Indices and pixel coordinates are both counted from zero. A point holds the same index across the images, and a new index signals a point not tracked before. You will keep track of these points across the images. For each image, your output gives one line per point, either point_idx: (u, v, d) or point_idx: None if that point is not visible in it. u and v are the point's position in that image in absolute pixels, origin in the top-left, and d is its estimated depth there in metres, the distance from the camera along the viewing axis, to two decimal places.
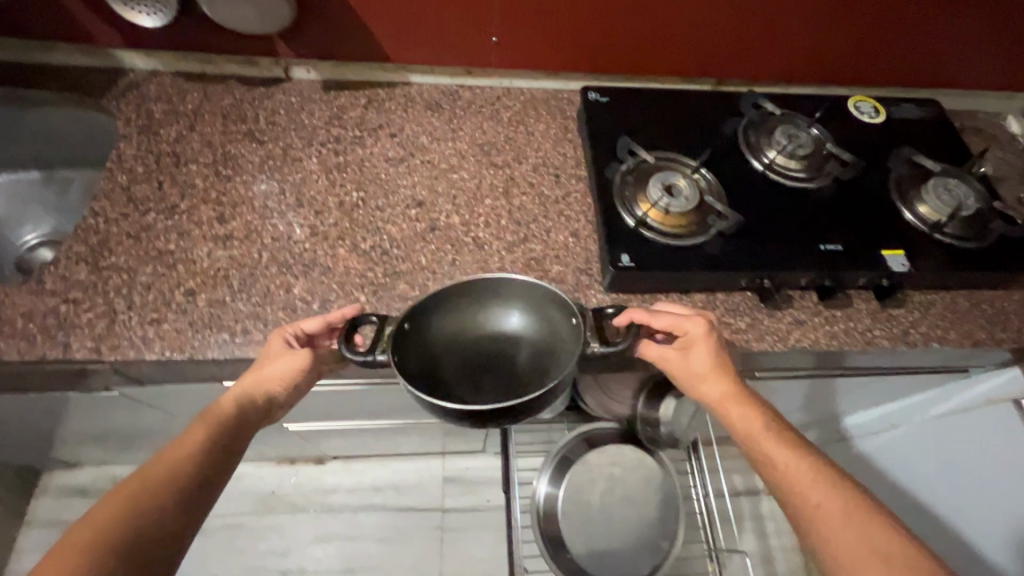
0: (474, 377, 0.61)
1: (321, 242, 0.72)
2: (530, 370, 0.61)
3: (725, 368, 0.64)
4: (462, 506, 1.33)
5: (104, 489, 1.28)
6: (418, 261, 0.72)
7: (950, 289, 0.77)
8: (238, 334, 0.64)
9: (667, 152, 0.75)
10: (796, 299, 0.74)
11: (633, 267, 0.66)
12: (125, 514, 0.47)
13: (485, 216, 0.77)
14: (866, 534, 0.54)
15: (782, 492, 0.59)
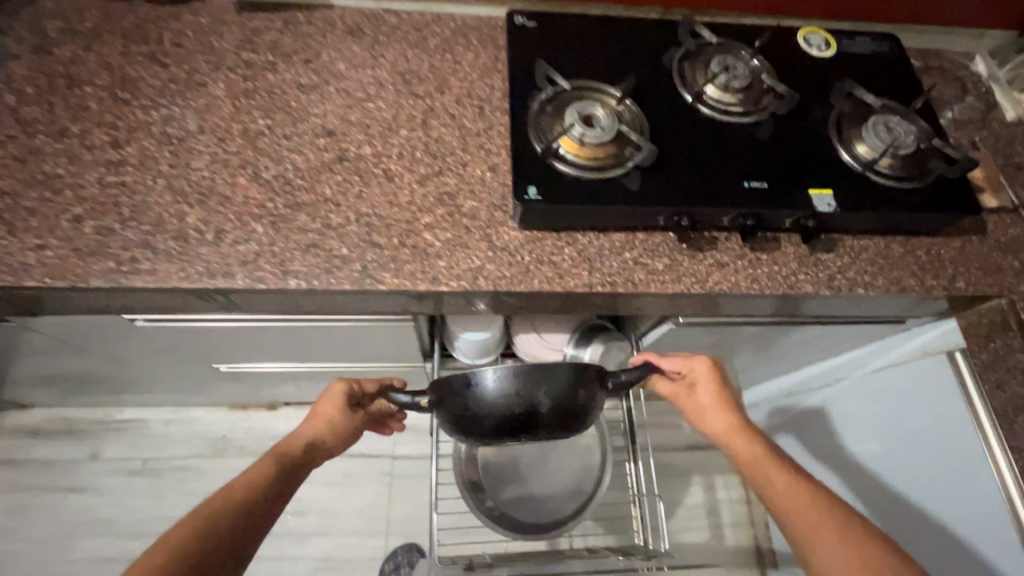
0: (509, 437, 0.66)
1: (222, 171, 0.69)
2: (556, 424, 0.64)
3: (727, 403, 0.75)
4: (413, 453, 1.34)
5: (54, 430, 1.28)
6: (322, 193, 0.69)
7: (884, 235, 0.74)
8: (125, 263, 0.62)
9: (591, 82, 0.71)
10: (720, 242, 0.71)
11: (540, 199, 0.63)
12: (215, 518, 0.62)
13: (399, 149, 0.73)
14: (854, 543, 0.61)
15: (774, 507, 0.67)
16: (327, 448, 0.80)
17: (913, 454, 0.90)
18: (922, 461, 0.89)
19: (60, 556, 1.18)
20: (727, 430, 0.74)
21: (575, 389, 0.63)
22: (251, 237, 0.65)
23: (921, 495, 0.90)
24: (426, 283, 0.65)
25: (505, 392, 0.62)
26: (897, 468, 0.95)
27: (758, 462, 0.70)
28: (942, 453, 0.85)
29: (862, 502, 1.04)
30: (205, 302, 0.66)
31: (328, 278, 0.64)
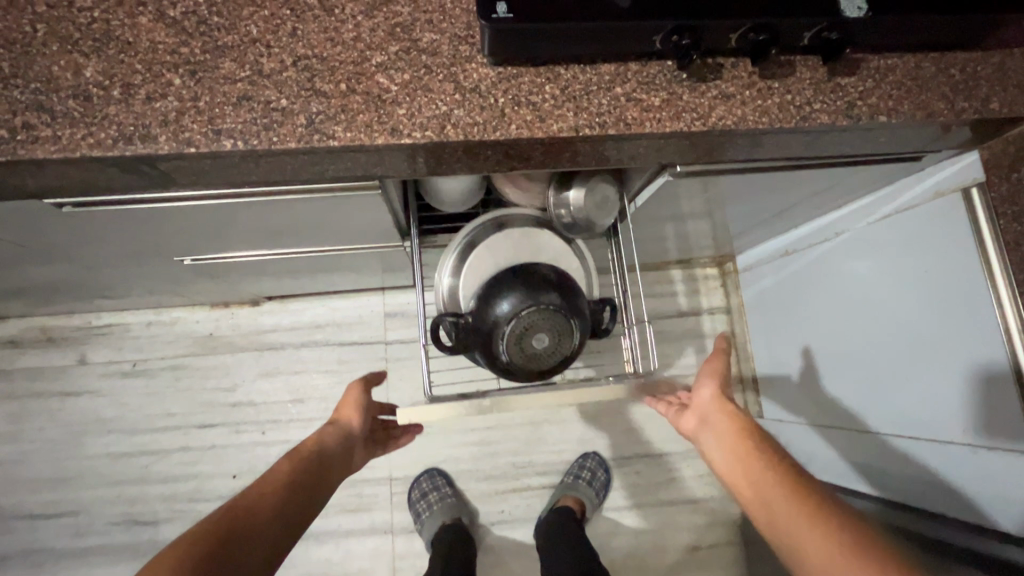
0: (531, 336, 0.73)
1: (116, 9, 0.55)
2: (566, 325, 0.74)
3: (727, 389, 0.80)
4: (405, 338, 1.33)
5: (33, 339, 1.25)
6: (247, 32, 0.56)
7: (915, 51, 0.64)
8: (22, 131, 0.52)
9: None
10: (726, 70, 0.61)
11: (511, 17, 0.51)
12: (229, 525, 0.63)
13: None
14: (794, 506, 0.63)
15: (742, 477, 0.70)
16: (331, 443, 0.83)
17: (903, 286, 0.88)
18: (911, 290, 0.86)
19: (70, 455, 1.21)
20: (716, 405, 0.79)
21: (576, 290, 0.77)
22: (167, 92, 0.54)
23: (909, 334, 0.88)
24: (385, 136, 0.55)
25: (522, 297, 0.73)
26: (884, 320, 0.93)
27: (733, 440, 0.74)
28: (938, 273, 0.81)
29: (848, 350, 1.03)
30: (132, 175, 0.56)
31: (268, 136, 0.54)
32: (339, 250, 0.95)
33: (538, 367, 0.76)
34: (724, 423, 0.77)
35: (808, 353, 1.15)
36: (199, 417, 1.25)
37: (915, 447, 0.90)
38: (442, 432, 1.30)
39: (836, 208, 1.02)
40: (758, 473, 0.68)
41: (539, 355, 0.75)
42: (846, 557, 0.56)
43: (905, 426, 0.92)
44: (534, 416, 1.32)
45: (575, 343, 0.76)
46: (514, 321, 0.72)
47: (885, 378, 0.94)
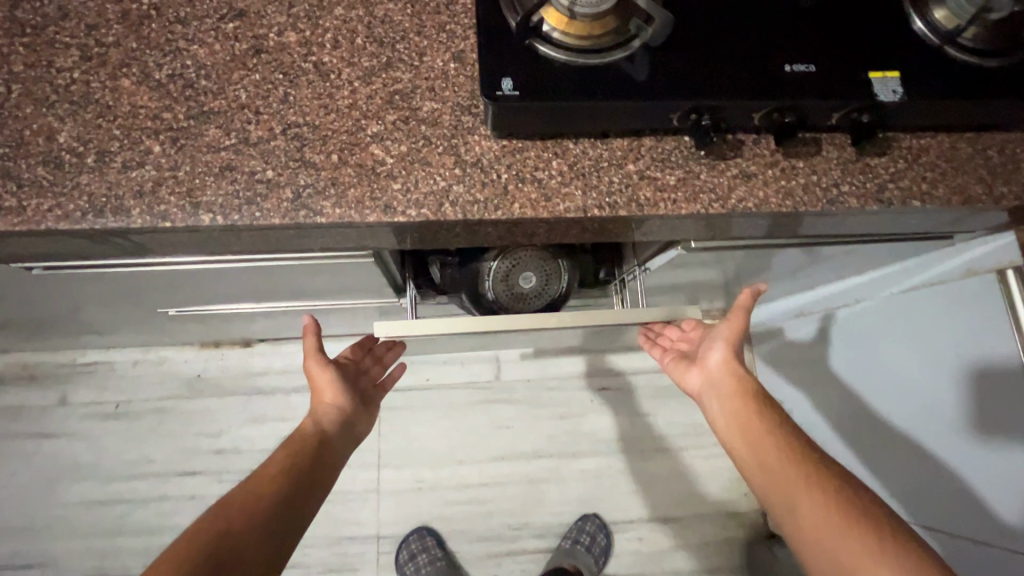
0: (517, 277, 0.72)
1: (97, 70, 0.52)
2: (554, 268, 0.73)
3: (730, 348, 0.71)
4: (400, 386, 1.28)
5: (15, 376, 1.21)
6: (235, 97, 0.53)
7: (950, 131, 0.59)
8: None
9: None
10: (747, 148, 0.56)
11: (517, 94, 0.48)
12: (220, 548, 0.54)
13: (333, 32, 0.56)
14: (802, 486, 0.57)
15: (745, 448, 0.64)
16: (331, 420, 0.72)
17: (935, 373, 0.83)
18: (943, 378, 0.81)
19: (42, 501, 1.15)
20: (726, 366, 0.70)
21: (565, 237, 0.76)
22: (145, 160, 0.50)
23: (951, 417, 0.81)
24: (376, 213, 0.51)
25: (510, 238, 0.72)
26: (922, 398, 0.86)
27: (735, 409, 0.66)
28: (970, 369, 0.76)
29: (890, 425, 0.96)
30: (103, 245, 0.52)
31: (250, 211, 0.50)
32: (333, 304, 0.91)
33: (524, 308, 0.73)
34: (732, 387, 0.68)
35: (851, 424, 1.08)
36: (181, 463, 1.20)
37: (969, 545, 0.82)
38: (435, 488, 1.23)
39: (856, 274, 0.97)
40: (764, 440, 0.62)
41: (526, 295, 0.73)
42: (843, 537, 0.52)
43: (957, 518, 0.84)
44: (532, 473, 1.26)
45: (563, 287, 0.75)
46: (501, 257, 0.71)
47: (930, 461, 0.87)
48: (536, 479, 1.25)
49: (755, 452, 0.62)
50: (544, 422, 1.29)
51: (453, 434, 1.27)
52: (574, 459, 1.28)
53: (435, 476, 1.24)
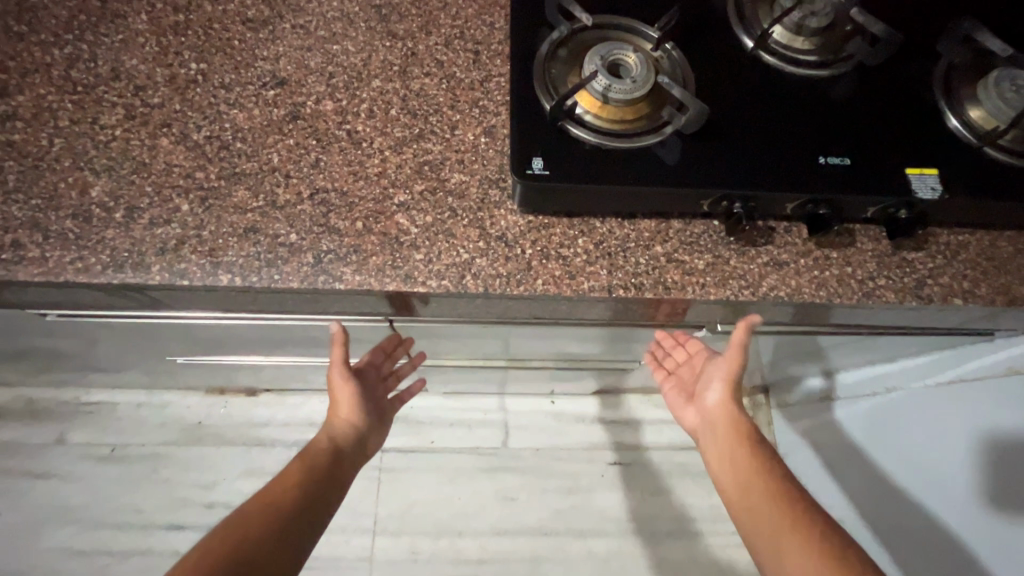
0: None
1: (138, 129, 0.53)
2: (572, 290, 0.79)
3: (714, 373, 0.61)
4: (404, 446, 1.24)
5: (18, 411, 1.19)
6: (268, 160, 0.53)
7: (990, 228, 0.57)
8: (9, 249, 0.48)
9: (619, 15, 0.54)
10: (778, 235, 0.55)
11: (547, 175, 0.48)
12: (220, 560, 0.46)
13: (370, 102, 0.57)
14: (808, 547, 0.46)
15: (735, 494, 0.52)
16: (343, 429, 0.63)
17: (971, 489, 0.77)
18: (978, 492, 0.76)
19: (22, 546, 1.10)
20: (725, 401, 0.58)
21: None
22: (172, 218, 0.50)
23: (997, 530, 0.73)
24: (396, 282, 0.50)
25: None
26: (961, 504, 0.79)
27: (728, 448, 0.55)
28: (1012, 486, 0.71)
29: (917, 530, 0.87)
30: (120, 299, 0.52)
31: (270, 273, 0.49)
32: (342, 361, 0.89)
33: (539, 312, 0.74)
34: (728, 424, 0.57)
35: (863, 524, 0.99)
36: (170, 515, 1.15)
37: None
38: (430, 560, 1.16)
39: (885, 363, 0.92)
40: (755, 480, 0.52)
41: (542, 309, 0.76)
42: None
43: None
44: (535, 551, 1.17)
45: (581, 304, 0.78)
46: None
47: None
48: (539, 557, 1.17)
49: (750, 499, 0.51)
50: (551, 495, 1.22)
51: (454, 502, 1.20)
52: (581, 537, 1.19)
53: (432, 547, 1.17)
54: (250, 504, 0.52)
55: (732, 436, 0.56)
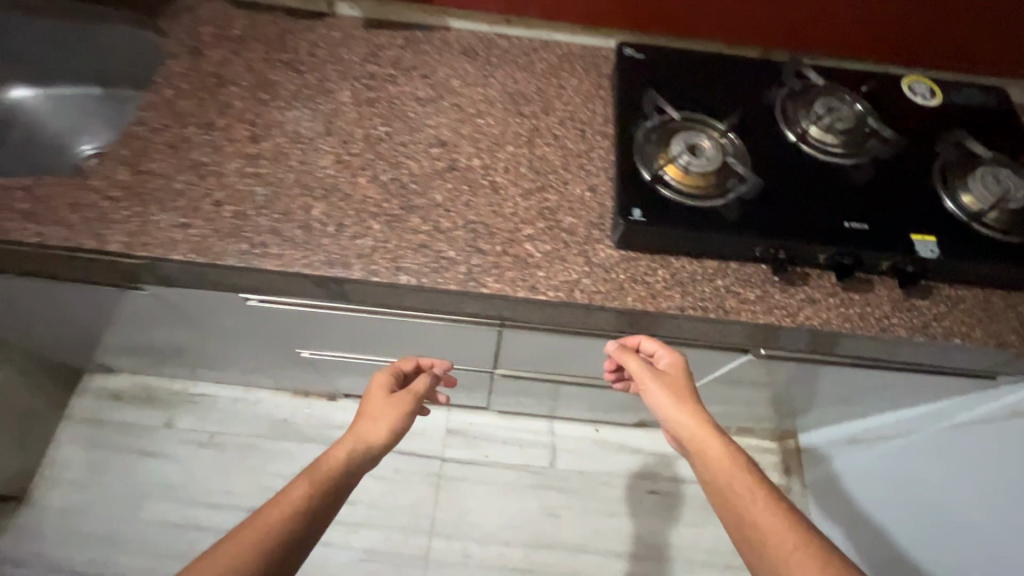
0: None
1: (344, 171, 0.74)
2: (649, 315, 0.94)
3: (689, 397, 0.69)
4: (462, 458, 1.37)
5: (136, 396, 1.38)
6: (434, 197, 0.73)
7: (983, 287, 0.73)
8: (257, 246, 0.68)
9: (697, 112, 0.74)
10: (812, 279, 0.72)
11: (644, 220, 0.66)
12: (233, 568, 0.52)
13: (506, 162, 0.77)
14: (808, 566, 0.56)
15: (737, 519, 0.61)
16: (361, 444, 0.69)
17: (976, 521, 0.89)
18: (983, 523, 0.87)
19: (127, 515, 1.26)
20: (687, 424, 0.67)
21: None
22: (367, 233, 0.70)
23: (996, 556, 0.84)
24: (525, 291, 0.68)
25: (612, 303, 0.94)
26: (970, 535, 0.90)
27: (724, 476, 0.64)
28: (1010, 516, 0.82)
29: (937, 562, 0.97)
30: (320, 289, 0.71)
31: (435, 277, 0.68)
32: (435, 367, 1.06)
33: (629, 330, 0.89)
34: (721, 454, 0.65)
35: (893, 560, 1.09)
36: (253, 501, 1.29)
37: None
38: (480, 566, 1.26)
39: (902, 408, 1.05)
40: (754, 507, 0.61)
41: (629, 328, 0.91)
42: None
43: None
44: (576, 567, 1.27)
45: None
46: None
47: None
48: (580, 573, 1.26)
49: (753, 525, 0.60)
50: (593, 516, 1.33)
51: (504, 514, 1.32)
52: (620, 558, 1.29)
53: (482, 553, 1.27)
54: (267, 511, 0.58)
55: (704, 454, 0.65)
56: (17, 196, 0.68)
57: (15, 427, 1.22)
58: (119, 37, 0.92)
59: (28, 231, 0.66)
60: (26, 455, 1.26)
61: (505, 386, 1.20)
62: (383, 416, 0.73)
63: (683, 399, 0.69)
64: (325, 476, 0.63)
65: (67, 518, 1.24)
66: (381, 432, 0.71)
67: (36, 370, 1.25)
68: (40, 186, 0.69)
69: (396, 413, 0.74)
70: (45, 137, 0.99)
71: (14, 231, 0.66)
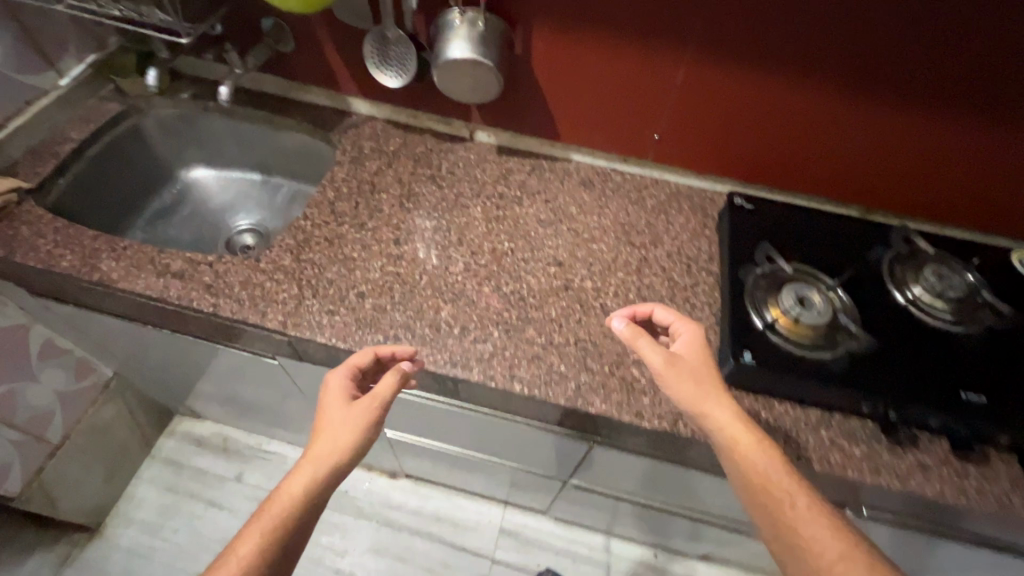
0: None
1: (471, 278, 0.83)
2: None
3: (707, 376, 0.63)
4: (513, 562, 1.33)
5: (214, 445, 1.46)
6: (549, 312, 0.80)
7: None
8: (390, 338, 0.75)
9: (806, 265, 0.79)
10: (923, 443, 0.70)
11: (753, 363, 0.69)
12: None
13: (616, 286, 0.83)
14: None
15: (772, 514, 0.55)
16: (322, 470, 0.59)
17: None
18: None
19: (184, 566, 1.28)
20: (710, 407, 0.61)
21: None
22: (487, 338, 0.76)
23: None
24: (630, 415, 0.71)
25: None
26: None
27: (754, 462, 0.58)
28: None
29: None
30: (436, 384, 0.77)
31: (546, 389, 0.72)
32: (509, 466, 1.07)
33: None
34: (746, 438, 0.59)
35: None
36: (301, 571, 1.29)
37: None
38: None
39: None
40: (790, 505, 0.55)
41: None
42: None
43: None
44: None
45: None
46: None
47: None
48: None
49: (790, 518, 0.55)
50: None
51: None
52: None
53: None
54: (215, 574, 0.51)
55: (731, 441, 0.59)
56: (201, 269, 0.81)
57: (108, 460, 1.31)
58: (294, 142, 1.08)
59: (204, 301, 0.78)
60: (109, 488, 1.33)
61: (571, 495, 1.19)
62: (344, 428, 0.62)
63: (703, 385, 0.63)
64: (276, 518, 0.55)
65: (130, 559, 1.28)
66: (345, 448, 0.60)
67: (139, 408, 1.36)
68: (220, 262, 0.81)
69: (359, 424, 0.62)
70: (208, 210, 1.16)
71: (194, 299, 0.78)
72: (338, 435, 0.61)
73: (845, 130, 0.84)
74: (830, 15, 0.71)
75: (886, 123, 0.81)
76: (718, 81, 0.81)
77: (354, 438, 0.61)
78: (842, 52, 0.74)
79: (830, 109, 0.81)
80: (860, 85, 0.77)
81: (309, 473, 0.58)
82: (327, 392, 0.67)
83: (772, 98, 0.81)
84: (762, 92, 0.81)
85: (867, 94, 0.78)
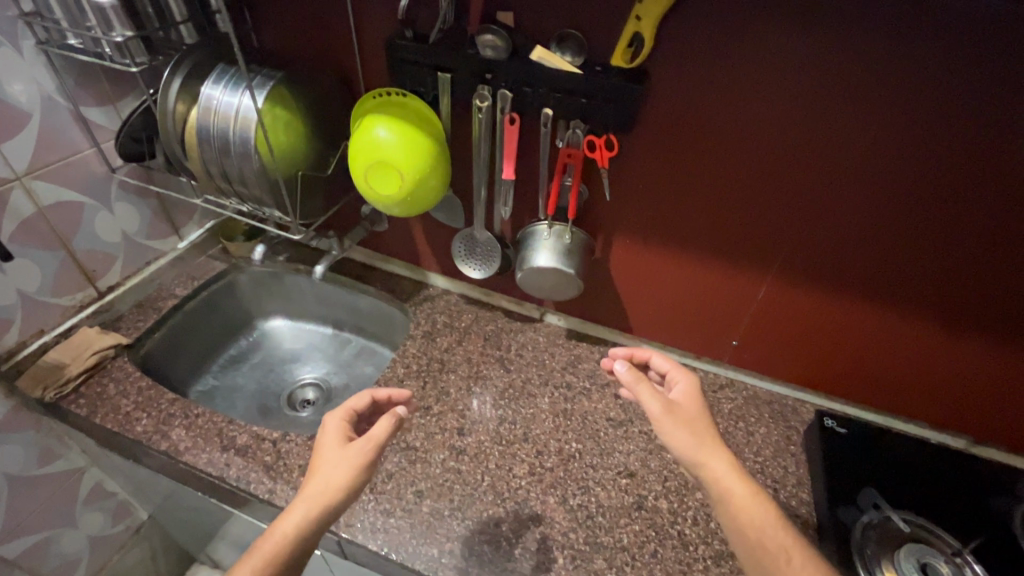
0: None
1: (536, 485, 0.77)
2: None
3: (704, 427, 0.62)
4: None
5: None
6: (620, 538, 0.72)
7: None
8: (445, 553, 0.69)
9: (921, 518, 0.70)
10: None
11: None
12: None
13: (694, 510, 0.75)
14: None
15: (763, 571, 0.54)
16: (309, 511, 0.56)
17: None
18: None
19: None
20: (708, 461, 0.58)
21: None
22: (550, 565, 0.69)
23: None
24: None
25: None
26: None
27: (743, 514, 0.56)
28: None
29: None
30: None
31: None
32: None
33: None
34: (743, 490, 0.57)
35: None
36: None
37: None
38: None
39: None
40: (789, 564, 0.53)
41: None
42: None
43: None
44: None
45: None
46: None
47: None
48: None
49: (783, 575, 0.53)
50: None
51: None
52: None
53: None
54: None
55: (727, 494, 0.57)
56: (264, 445, 0.80)
57: None
58: (371, 305, 1.11)
59: (262, 485, 0.75)
60: None
61: None
62: (336, 472, 0.59)
63: (701, 436, 0.60)
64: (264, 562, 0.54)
65: None
66: (338, 489, 0.58)
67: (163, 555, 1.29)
68: (284, 441, 0.80)
69: (352, 468, 0.60)
70: (277, 359, 1.18)
71: (252, 482, 0.76)
72: (330, 478, 0.59)
73: (947, 361, 0.76)
74: (926, 260, 0.69)
75: (998, 361, 0.73)
76: (800, 298, 0.79)
77: (346, 482, 0.58)
78: (938, 288, 0.70)
79: (926, 339, 0.75)
80: (963, 322, 0.72)
81: (299, 515, 0.56)
82: (321, 435, 0.64)
83: (856, 320, 0.78)
84: (850, 312, 0.77)
85: (973, 331, 0.72)
